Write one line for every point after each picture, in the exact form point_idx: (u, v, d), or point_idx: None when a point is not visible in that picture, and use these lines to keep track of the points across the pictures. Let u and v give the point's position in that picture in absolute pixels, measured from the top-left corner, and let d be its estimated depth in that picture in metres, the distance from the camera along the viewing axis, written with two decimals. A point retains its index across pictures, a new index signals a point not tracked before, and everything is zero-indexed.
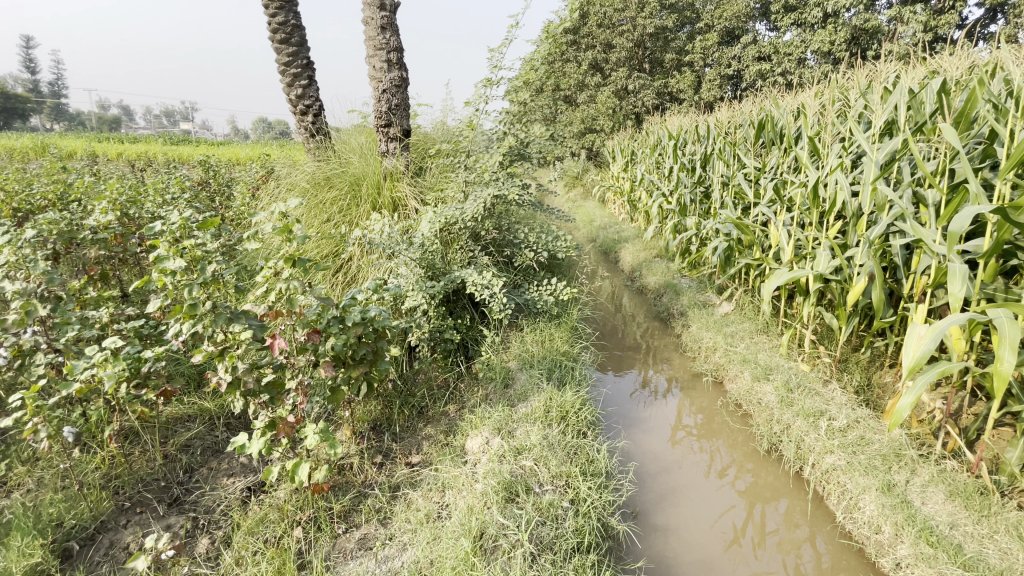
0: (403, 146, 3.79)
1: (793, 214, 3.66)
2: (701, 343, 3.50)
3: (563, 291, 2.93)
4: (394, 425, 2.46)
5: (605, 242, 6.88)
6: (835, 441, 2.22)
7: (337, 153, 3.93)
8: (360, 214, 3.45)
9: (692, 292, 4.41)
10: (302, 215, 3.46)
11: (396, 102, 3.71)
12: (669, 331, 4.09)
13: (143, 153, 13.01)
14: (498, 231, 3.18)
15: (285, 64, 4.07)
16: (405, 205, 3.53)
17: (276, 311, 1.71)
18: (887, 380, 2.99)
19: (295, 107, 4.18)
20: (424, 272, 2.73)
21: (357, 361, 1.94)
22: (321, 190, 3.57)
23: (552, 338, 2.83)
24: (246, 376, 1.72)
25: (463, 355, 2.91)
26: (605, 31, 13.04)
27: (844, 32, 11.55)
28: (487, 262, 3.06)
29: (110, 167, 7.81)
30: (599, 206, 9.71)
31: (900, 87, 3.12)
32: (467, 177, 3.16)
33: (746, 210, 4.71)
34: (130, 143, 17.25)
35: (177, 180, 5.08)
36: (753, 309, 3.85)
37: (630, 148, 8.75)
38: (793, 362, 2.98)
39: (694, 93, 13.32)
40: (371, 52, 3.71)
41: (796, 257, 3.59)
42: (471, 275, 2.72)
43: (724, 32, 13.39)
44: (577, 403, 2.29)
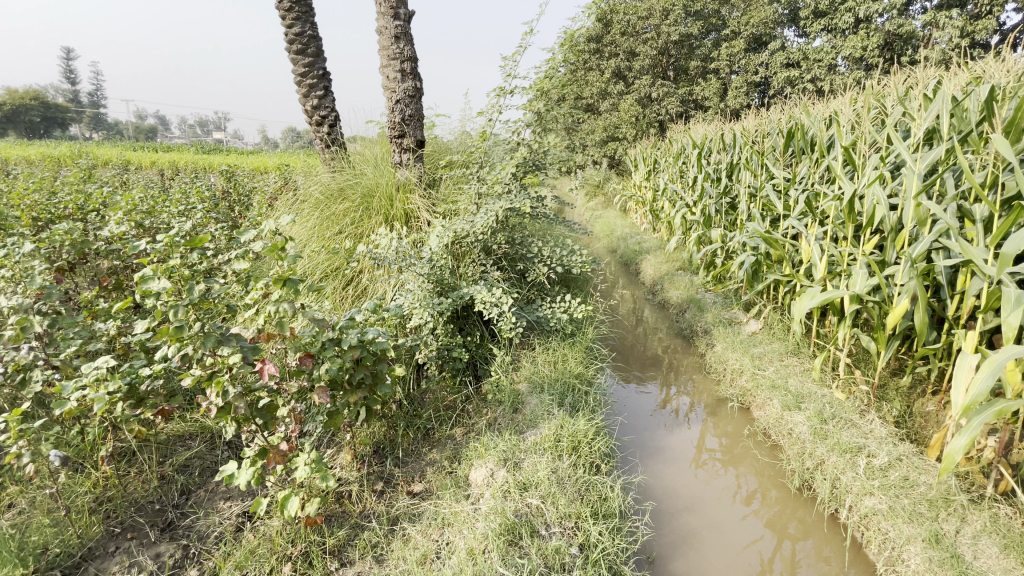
0: (416, 157, 3.71)
1: (826, 228, 3.45)
2: (726, 364, 3.31)
3: (578, 309, 2.78)
4: (398, 449, 2.34)
5: (626, 253, 6.70)
6: (875, 482, 2.02)
7: (351, 164, 3.89)
8: (371, 225, 3.35)
9: (717, 308, 4.21)
10: (314, 227, 3.41)
11: (409, 113, 3.63)
12: (692, 349, 3.90)
13: (172, 162, 13.38)
14: (511, 244, 3.05)
15: (300, 74, 4.04)
16: (418, 217, 3.43)
17: (268, 333, 1.60)
18: (931, 409, 2.75)
19: (310, 118, 4.14)
20: (432, 288, 2.62)
21: (355, 386, 1.81)
22: (334, 201, 3.53)
23: (565, 359, 2.67)
24: (237, 403, 1.62)
25: (472, 374, 2.78)
26: (628, 39, 12.91)
27: (876, 37, 11.20)
28: (499, 277, 2.94)
29: (139, 175, 8.01)
30: (620, 216, 9.52)
31: (943, 94, 2.90)
32: (479, 189, 3.07)
33: (775, 223, 4.49)
34: (164, 151, 17.90)
35: (199, 190, 5.13)
36: (783, 328, 3.64)
37: (653, 157, 8.57)
38: (826, 389, 2.77)
39: (720, 101, 13.05)
40: (385, 62, 3.64)
41: (830, 274, 3.37)
42: (480, 292, 2.60)
43: (750, 39, 13.12)
44: (590, 432, 2.14)
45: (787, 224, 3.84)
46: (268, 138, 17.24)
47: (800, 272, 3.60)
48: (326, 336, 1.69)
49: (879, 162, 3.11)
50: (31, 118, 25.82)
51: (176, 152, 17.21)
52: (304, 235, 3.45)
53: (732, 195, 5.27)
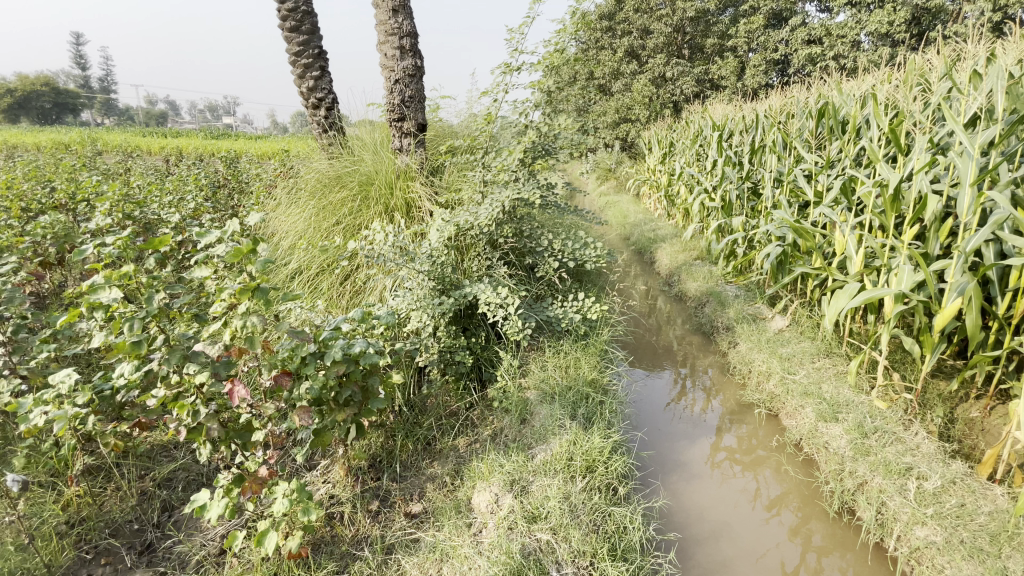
0: (418, 142, 3.46)
1: (863, 217, 3.18)
2: (752, 365, 3.08)
3: (592, 309, 2.54)
4: (396, 462, 2.15)
5: (640, 241, 6.44)
6: (928, 510, 1.80)
7: (349, 150, 3.68)
8: (370, 216, 3.15)
9: (740, 302, 3.95)
10: (312, 217, 3.24)
11: (410, 94, 3.38)
12: (713, 347, 3.66)
13: (177, 147, 13.24)
14: (519, 237, 2.82)
15: (295, 54, 3.79)
16: (419, 207, 3.22)
17: (240, 350, 1.39)
18: (976, 417, 2.52)
19: (307, 101, 3.90)
20: (433, 287, 2.41)
21: (343, 404, 1.61)
22: (331, 190, 3.36)
23: (578, 363, 2.45)
24: (211, 424, 1.44)
25: (477, 378, 2.57)
26: (642, 16, 12.43)
27: (904, 11, 10.60)
28: (505, 273, 2.71)
29: (139, 162, 7.84)
30: (633, 201, 9.19)
31: (999, 68, 2.60)
32: (483, 177, 2.83)
33: (803, 210, 4.20)
34: (171, 136, 17.84)
35: (196, 177, 4.95)
36: (812, 326, 3.39)
37: (669, 139, 8.24)
38: (864, 396, 2.53)
39: (736, 79, 12.54)
40: (382, 38, 3.36)
41: (867, 268, 3.10)
42: (484, 292, 2.37)
43: (770, 14, 12.55)
44: (606, 450, 1.93)
45: (817, 212, 3.57)
46: (275, 123, 17.09)
47: (832, 265, 3.34)
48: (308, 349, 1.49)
49: (924, 146, 2.83)
50: (42, 104, 25.80)
51: (184, 137, 17.01)
52: (301, 227, 3.29)
53: (755, 180, 4.95)
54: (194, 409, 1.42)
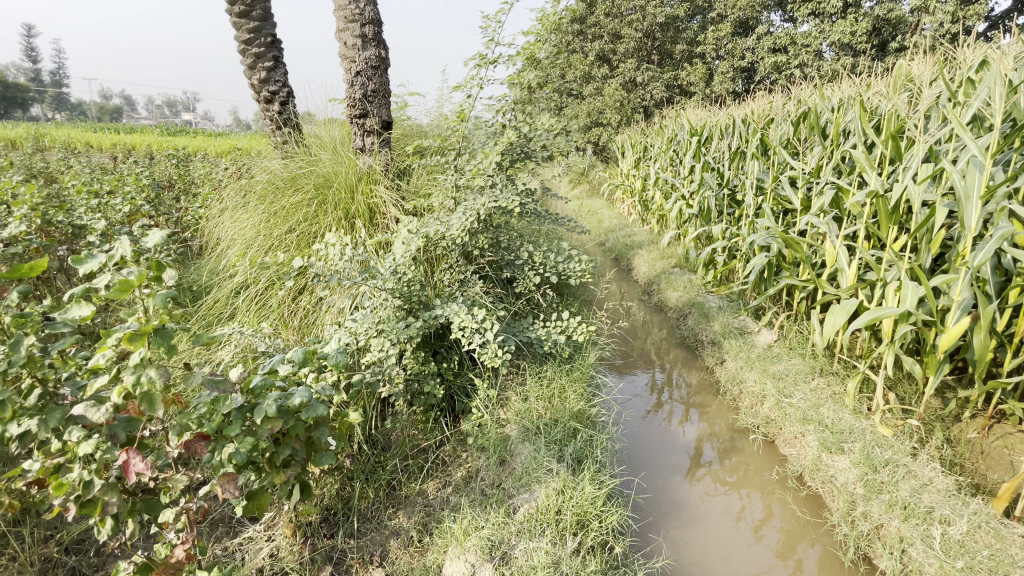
0: (382, 141, 3.14)
1: (855, 228, 3.04)
2: (743, 385, 2.88)
3: (578, 330, 2.27)
4: (354, 514, 1.85)
5: (615, 247, 6.26)
6: (958, 564, 1.61)
7: (306, 149, 3.33)
8: (327, 222, 2.82)
9: (724, 314, 3.77)
10: (263, 224, 2.91)
11: (373, 88, 3.06)
12: (698, 362, 3.47)
13: (124, 143, 12.43)
14: (495, 249, 2.53)
15: (244, 41, 3.41)
16: (383, 213, 2.90)
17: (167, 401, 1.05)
18: (975, 439, 2.38)
19: (258, 94, 3.52)
20: (398, 308, 2.10)
21: (282, 465, 1.30)
22: (285, 194, 3.02)
23: (563, 392, 2.18)
24: (111, 498, 1.12)
25: (449, 408, 2.28)
26: (613, 20, 12.34)
27: (865, 22, 10.87)
28: (481, 289, 2.42)
29: (78, 158, 7.22)
30: (606, 206, 9.02)
31: (1002, 73, 2.45)
32: (456, 182, 2.55)
33: (786, 219, 4.06)
34: (119, 132, 16.82)
35: (135, 175, 4.49)
36: (801, 340, 3.23)
37: (643, 143, 8.10)
38: (866, 423, 2.36)
39: (705, 86, 12.61)
40: (341, 25, 3.00)
41: (860, 282, 2.96)
42: (457, 315, 2.08)
43: (737, 22, 12.69)
44: (599, 500, 1.68)
45: (805, 221, 3.43)
46: (234, 120, 16.39)
47: (823, 277, 3.19)
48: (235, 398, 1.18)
49: (920, 155, 2.69)
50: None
51: (135, 134, 16.02)
52: (250, 234, 2.95)
53: (735, 187, 4.81)
54: (86, 481, 1.10)
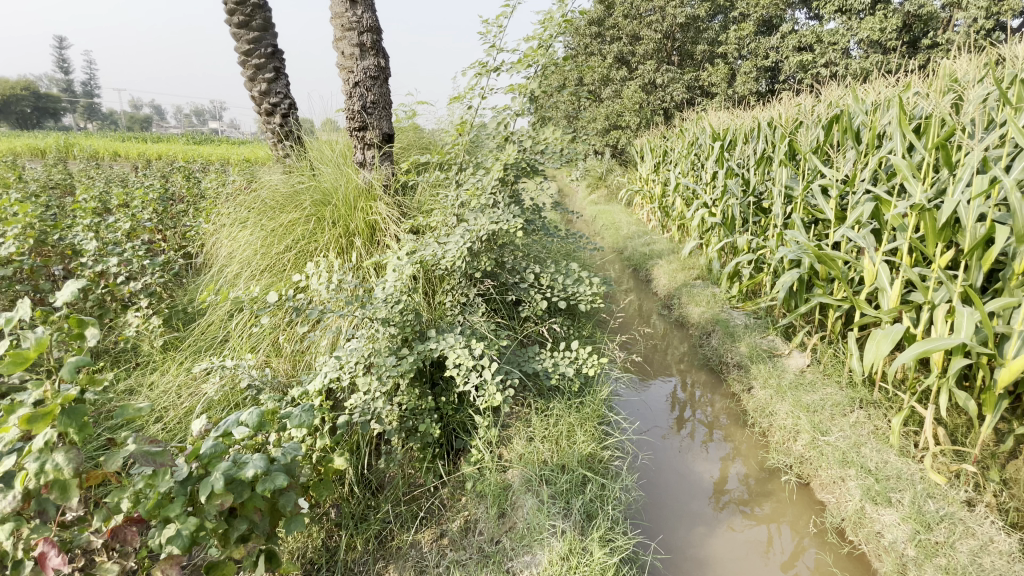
0: (384, 154, 2.99)
1: (897, 243, 2.77)
2: (773, 418, 2.65)
3: (589, 363, 2.04)
4: (339, 570, 1.68)
5: (634, 257, 6.01)
6: None
7: (306, 163, 3.20)
8: (324, 240, 2.67)
9: (750, 334, 3.52)
10: (260, 242, 2.78)
11: (372, 99, 2.91)
12: (724, 387, 3.23)
13: (146, 151, 12.62)
14: (499, 271, 2.34)
15: (244, 53, 3.30)
16: (383, 229, 2.75)
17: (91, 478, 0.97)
18: None
19: (259, 106, 3.41)
20: (390, 341, 1.92)
21: (240, 542, 1.14)
22: (284, 210, 2.89)
23: (572, 432, 1.98)
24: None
25: (448, 445, 2.10)
26: (631, 22, 12.06)
27: (894, 19, 10.45)
28: (483, 315, 2.23)
29: (95, 167, 7.26)
30: (624, 211, 8.76)
31: None
32: (458, 199, 2.37)
33: (817, 230, 3.79)
34: (144, 140, 17.20)
35: (142, 188, 4.42)
36: (837, 366, 2.97)
37: (662, 148, 7.84)
38: (915, 467, 2.11)
39: (727, 86, 12.24)
40: (339, 33, 2.85)
41: (903, 304, 2.68)
42: (453, 351, 1.85)
43: (760, 21, 12.33)
44: (611, 568, 1.49)
45: (839, 235, 3.18)
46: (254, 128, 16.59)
47: (861, 297, 2.93)
48: (185, 470, 1.03)
49: (972, 164, 2.42)
50: (22, 108, 24.98)
51: (159, 143, 16.35)
52: (247, 253, 2.81)
53: (761, 195, 4.54)
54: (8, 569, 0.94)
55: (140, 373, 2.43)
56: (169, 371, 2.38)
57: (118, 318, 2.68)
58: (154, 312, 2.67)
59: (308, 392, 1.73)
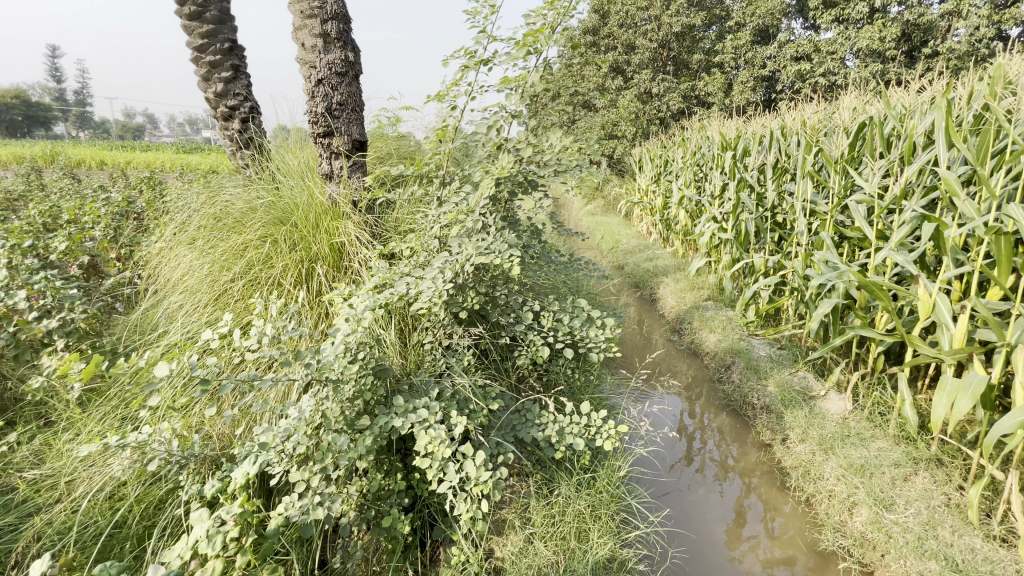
0: (355, 166, 2.56)
1: (958, 271, 2.37)
2: (821, 482, 2.23)
3: (605, 434, 1.60)
4: None
5: (636, 273, 5.60)
6: None
7: (267, 174, 2.76)
8: (279, 268, 2.23)
9: (777, 370, 3.10)
10: (205, 267, 2.32)
11: (339, 100, 2.47)
12: (751, 435, 2.80)
13: (121, 159, 12.09)
14: (490, 309, 1.91)
15: (197, 48, 2.87)
16: (351, 254, 2.33)
17: None
18: None
19: (215, 110, 2.96)
20: (346, 410, 1.47)
21: None
22: (237, 231, 2.45)
23: (580, 524, 1.54)
24: None
25: (424, 533, 1.66)
26: (626, 31, 11.76)
27: (894, 28, 10.20)
28: (470, 367, 1.80)
29: (52, 174, 6.74)
30: (622, 224, 8.34)
31: None
32: (439, 220, 1.94)
33: (848, 252, 3.39)
34: (123, 147, 16.65)
35: (91, 201, 3.95)
36: (885, 413, 2.56)
37: (661, 158, 7.47)
38: (1010, 561, 1.70)
39: (724, 96, 11.95)
40: (298, 21, 2.41)
41: (969, 344, 2.28)
42: (424, 429, 1.36)
43: (757, 30, 12.10)
44: None
45: (880, 258, 2.79)
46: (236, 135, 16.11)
47: (913, 333, 2.53)
48: None
49: None
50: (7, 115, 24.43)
51: (137, 150, 15.79)
52: (189, 281, 2.36)
53: (779, 211, 4.15)
54: None
55: (47, 437, 1.97)
56: (80, 434, 1.91)
57: (32, 361, 2.22)
58: (74, 355, 2.21)
59: (234, 488, 1.29)
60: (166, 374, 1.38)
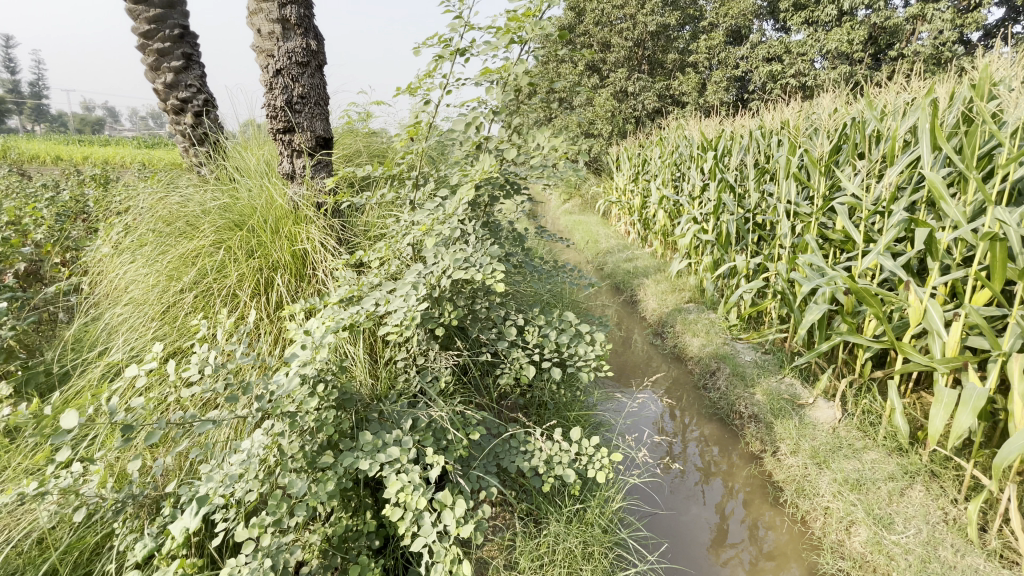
0: (318, 165, 2.37)
1: (949, 277, 2.32)
2: (817, 499, 2.15)
3: (597, 463, 1.46)
4: None
5: (616, 274, 5.50)
6: None
7: (224, 173, 2.54)
8: (234, 277, 2.03)
9: (764, 377, 3.02)
10: (150, 276, 2.10)
11: (300, 92, 2.27)
12: (740, 446, 2.71)
13: (75, 153, 11.44)
14: (470, 324, 1.75)
15: (143, 35, 2.62)
16: (315, 261, 2.13)
17: None
18: None
19: (165, 102, 2.71)
20: (307, 444, 1.29)
21: None
22: (190, 236, 2.24)
23: (571, 566, 1.39)
24: None
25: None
26: (602, 30, 11.70)
27: (862, 30, 10.33)
28: (448, 388, 1.64)
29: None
30: (600, 223, 8.24)
31: None
32: (411, 225, 1.76)
33: (832, 254, 3.34)
34: (76, 140, 15.81)
35: (32, 199, 3.62)
36: (875, 423, 2.50)
37: (639, 157, 7.40)
38: None
39: (699, 95, 11.99)
40: (253, 5, 2.19)
41: (960, 351, 2.23)
42: (396, 470, 1.19)
43: (730, 31, 12.18)
44: None
45: (868, 263, 2.74)
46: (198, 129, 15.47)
47: (904, 339, 2.47)
48: None
49: None
50: None
51: (92, 144, 14.99)
52: (133, 291, 2.13)
53: (760, 212, 4.08)
54: None
55: None
56: None
57: None
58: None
59: (173, 548, 1.10)
60: (75, 423, 1.11)
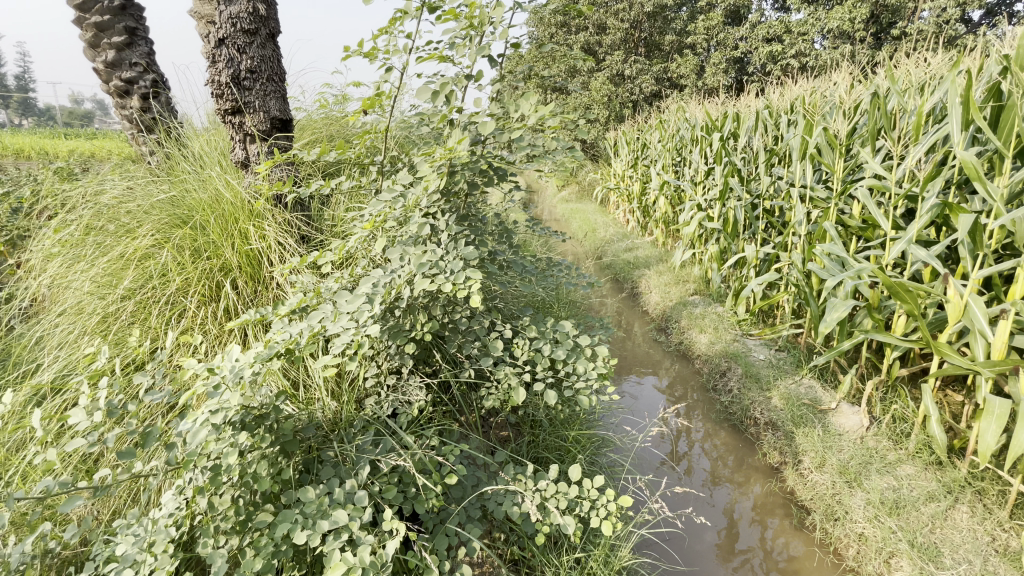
0: (274, 150, 2.10)
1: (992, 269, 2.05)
2: (849, 523, 1.91)
3: (598, 508, 1.21)
4: None
5: (616, 266, 5.22)
6: None
7: (175, 162, 2.25)
8: (178, 282, 1.76)
9: (780, 379, 2.76)
10: (82, 282, 1.83)
11: (248, 66, 1.99)
12: (756, 456, 2.47)
13: (53, 147, 11.04)
14: (446, 336, 1.50)
15: (78, 6, 2.32)
16: (272, 261, 1.87)
17: None
18: None
19: (107, 83, 2.42)
20: (240, 500, 1.04)
21: None
22: (131, 233, 1.96)
23: None
24: None
25: None
26: (597, 11, 11.28)
27: (865, 8, 9.94)
28: (420, 415, 1.39)
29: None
30: (599, 212, 7.94)
31: None
32: (375, 221, 1.50)
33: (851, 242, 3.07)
34: (56, 133, 15.33)
35: None
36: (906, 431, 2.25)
37: (637, 142, 7.08)
38: None
39: (697, 78, 11.61)
40: None
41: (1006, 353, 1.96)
42: (348, 538, 0.94)
43: (728, 11, 11.77)
44: None
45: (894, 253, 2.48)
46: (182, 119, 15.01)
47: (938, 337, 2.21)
48: None
49: None
50: None
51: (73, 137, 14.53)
52: (64, 299, 1.86)
53: (770, 198, 3.80)
54: None
55: None
56: None
57: None
58: None
59: None
60: None
